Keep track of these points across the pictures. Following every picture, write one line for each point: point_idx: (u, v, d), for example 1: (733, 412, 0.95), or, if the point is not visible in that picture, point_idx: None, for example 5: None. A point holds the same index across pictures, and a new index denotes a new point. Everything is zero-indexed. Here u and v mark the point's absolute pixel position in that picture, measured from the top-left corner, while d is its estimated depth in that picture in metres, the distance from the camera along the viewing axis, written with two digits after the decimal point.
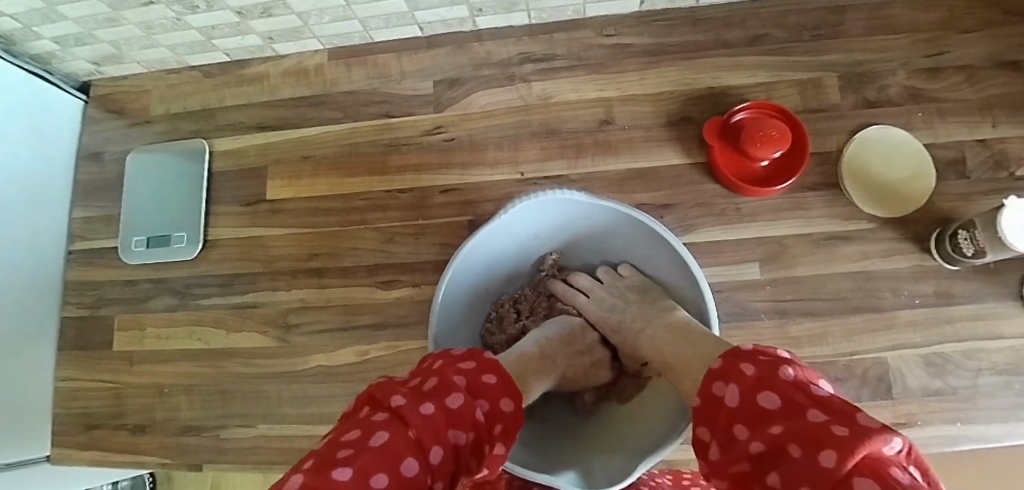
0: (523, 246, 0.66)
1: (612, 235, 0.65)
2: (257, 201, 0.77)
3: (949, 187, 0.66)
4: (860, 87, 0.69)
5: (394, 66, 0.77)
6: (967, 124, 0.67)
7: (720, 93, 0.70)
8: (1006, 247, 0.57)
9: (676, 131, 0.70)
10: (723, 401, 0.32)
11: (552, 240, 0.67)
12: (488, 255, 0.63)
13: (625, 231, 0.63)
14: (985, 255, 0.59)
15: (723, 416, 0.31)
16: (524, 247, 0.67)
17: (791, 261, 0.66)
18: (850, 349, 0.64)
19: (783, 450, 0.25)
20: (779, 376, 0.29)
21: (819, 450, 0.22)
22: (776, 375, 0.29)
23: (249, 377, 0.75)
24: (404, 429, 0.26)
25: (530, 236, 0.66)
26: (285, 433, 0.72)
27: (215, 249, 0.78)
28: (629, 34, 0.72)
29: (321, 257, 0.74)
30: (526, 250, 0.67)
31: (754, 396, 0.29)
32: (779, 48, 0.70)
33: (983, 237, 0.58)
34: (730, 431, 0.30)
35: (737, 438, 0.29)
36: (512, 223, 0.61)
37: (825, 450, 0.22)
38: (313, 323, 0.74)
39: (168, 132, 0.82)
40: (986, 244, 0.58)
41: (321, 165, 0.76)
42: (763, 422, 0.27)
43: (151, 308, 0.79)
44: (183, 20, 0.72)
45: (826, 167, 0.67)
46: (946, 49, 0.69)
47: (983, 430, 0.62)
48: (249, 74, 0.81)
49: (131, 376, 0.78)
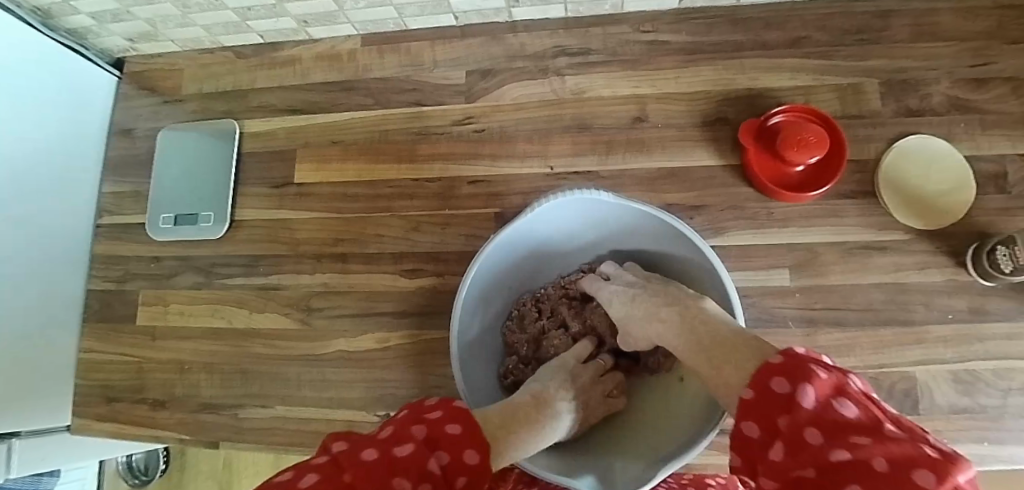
0: (546, 244, 0.65)
1: (646, 244, 0.64)
2: (284, 183, 0.78)
3: (989, 202, 0.65)
4: (901, 95, 0.67)
5: (426, 55, 0.76)
6: (1011, 138, 0.66)
7: (757, 95, 0.69)
8: None
9: (709, 132, 0.69)
10: (770, 396, 0.27)
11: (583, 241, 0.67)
12: (518, 247, 0.63)
13: (659, 241, 0.62)
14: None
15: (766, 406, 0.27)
16: (555, 245, 0.66)
17: (821, 269, 0.65)
18: (878, 361, 0.63)
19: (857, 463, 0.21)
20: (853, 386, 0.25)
21: (918, 479, 0.19)
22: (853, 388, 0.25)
23: (269, 359, 0.75)
24: (385, 448, 0.27)
25: (562, 234, 0.65)
26: (302, 415, 0.73)
27: (240, 230, 0.78)
28: (667, 31, 0.71)
29: (345, 242, 0.74)
30: (548, 247, 0.66)
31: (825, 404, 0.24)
32: (819, 52, 0.69)
33: None
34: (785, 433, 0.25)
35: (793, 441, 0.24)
36: (545, 217, 0.61)
37: (930, 480, 0.19)
38: (335, 308, 0.74)
39: (198, 112, 0.83)
40: None
41: (349, 151, 0.76)
42: (834, 425, 0.23)
43: (175, 285, 0.80)
44: None
45: (863, 175, 0.66)
46: (993, 60, 0.67)
47: (1012, 451, 0.60)
48: (281, 57, 0.81)
49: (152, 352, 0.79)
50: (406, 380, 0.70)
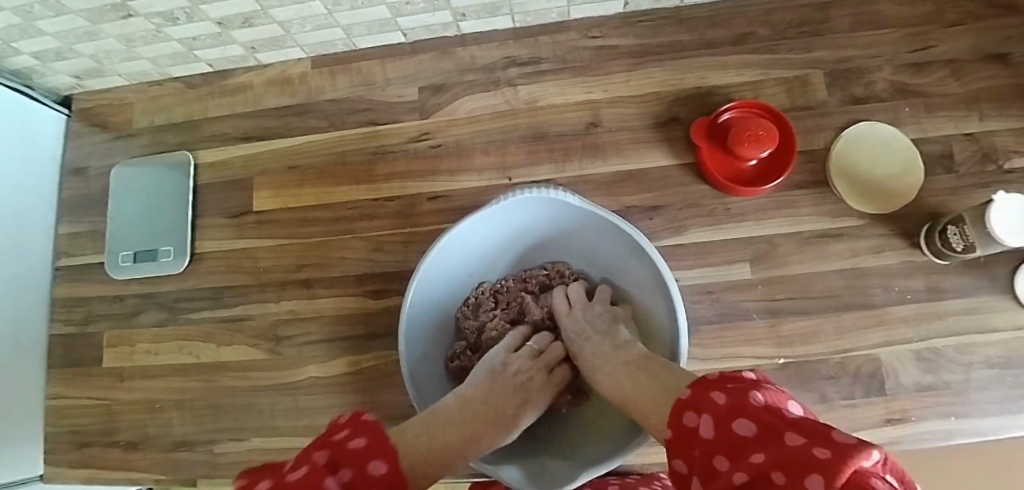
0: (504, 243, 0.65)
1: (605, 250, 0.64)
2: (244, 212, 0.77)
3: (937, 182, 0.66)
4: (846, 84, 0.69)
5: (378, 73, 0.76)
6: (954, 118, 0.67)
7: (707, 93, 0.70)
8: (994, 241, 0.57)
9: (663, 132, 0.69)
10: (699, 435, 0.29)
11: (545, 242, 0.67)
12: (479, 239, 0.63)
13: (619, 248, 0.62)
14: (975, 250, 0.59)
15: (697, 449, 0.28)
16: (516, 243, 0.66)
17: (782, 260, 0.66)
18: (843, 346, 0.64)
19: (765, 477, 0.22)
20: (751, 403, 0.27)
21: (800, 477, 0.20)
22: (752, 404, 0.26)
23: (240, 391, 0.74)
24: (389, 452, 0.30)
25: (524, 233, 0.65)
26: (278, 446, 0.72)
27: (202, 263, 0.77)
28: (614, 35, 0.72)
29: (309, 268, 0.74)
30: (509, 245, 0.66)
31: (729, 426, 0.26)
32: (764, 46, 0.70)
33: (972, 232, 0.58)
34: (710, 465, 0.26)
35: (715, 470, 0.25)
36: (509, 215, 0.61)
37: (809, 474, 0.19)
38: (304, 334, 0.73)
39: (151, 145, 0.81)
40: (975, 239, 0.58)
41: (307, 175, 0.76)
42: (740, 450, 0.24)
43: (139, 324, 0.78)
44: (163, 31, 0.71)
45: (815, 165, 0.67)
46: (931, 44, 0.69)
47: (977, 423, 0.62)
48: (232, 85, 0.80)
49: (121, 393, 0.78)
50: (380, 402, 0.70)
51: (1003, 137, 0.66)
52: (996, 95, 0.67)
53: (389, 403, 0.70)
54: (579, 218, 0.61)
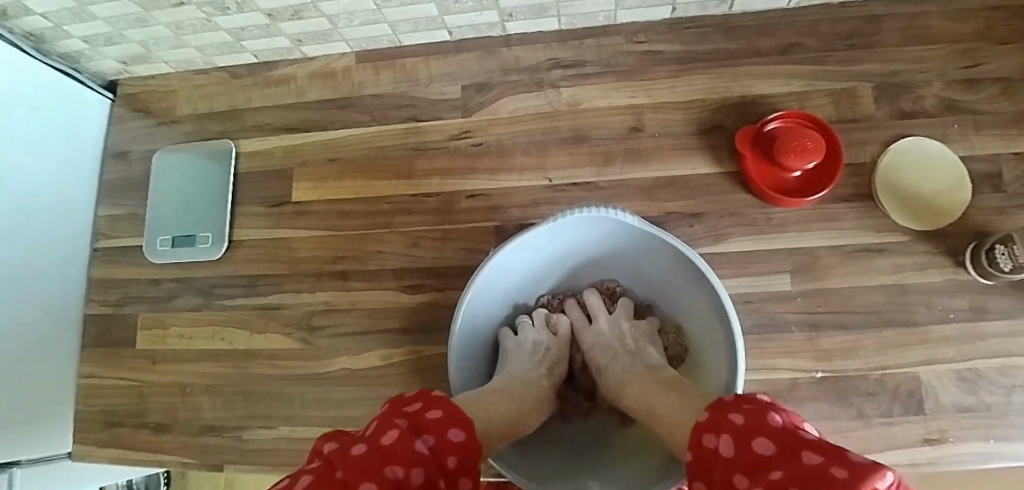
0: (567, 253, 0.65)
1: (670, 281, 0.64)
2: (282, 202, 0.77)
3: (985, 201, 0.65)
4: (894, 98, 0.68)
5: (422, 70, 0.77)
6: (1004, 137, 0.66)
7: (752, 101, 0.69)
8: None
9: (706, 140, 0.69)
10: (716, 453, 0.27)
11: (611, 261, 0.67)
12: (551, 247, 0.63)
13: (685, 283, 0.61)
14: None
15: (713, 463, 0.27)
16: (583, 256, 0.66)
17: (822, 273, 0.65)
18: (882, 363, 0.63)
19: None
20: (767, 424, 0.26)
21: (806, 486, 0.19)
22: (765, 423, 0.26)
23: (270, 379, 0.74)
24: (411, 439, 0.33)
25: (593, 249, 0.65)
26: (306, 435, 0.72)
27: (238, 250, 0.78)
28: (660, 41, 0.72)
29: (345, 260, 0.74)
30: (577, 256, 0.66)
31: (746, 442, 0.25)
32: (811, 58, 0.70)
33: (1023, 252, 0.57)
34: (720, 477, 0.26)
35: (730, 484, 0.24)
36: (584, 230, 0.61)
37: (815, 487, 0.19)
38: (336, 326, 0.73)
39: (193, 132, 0.82)
40: None
41: (346, 168, 0.76)
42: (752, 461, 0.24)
43: (174, 308, 0.79)
44: (213, 21, 0.72)
45: (859, 179, 0.66)
46: (983, 61, 0.68)
47: (1017, 448, 0.60)
48: (276, 76, 0.81)
49: (152, 375, 0.78)
50: None
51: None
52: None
53: None
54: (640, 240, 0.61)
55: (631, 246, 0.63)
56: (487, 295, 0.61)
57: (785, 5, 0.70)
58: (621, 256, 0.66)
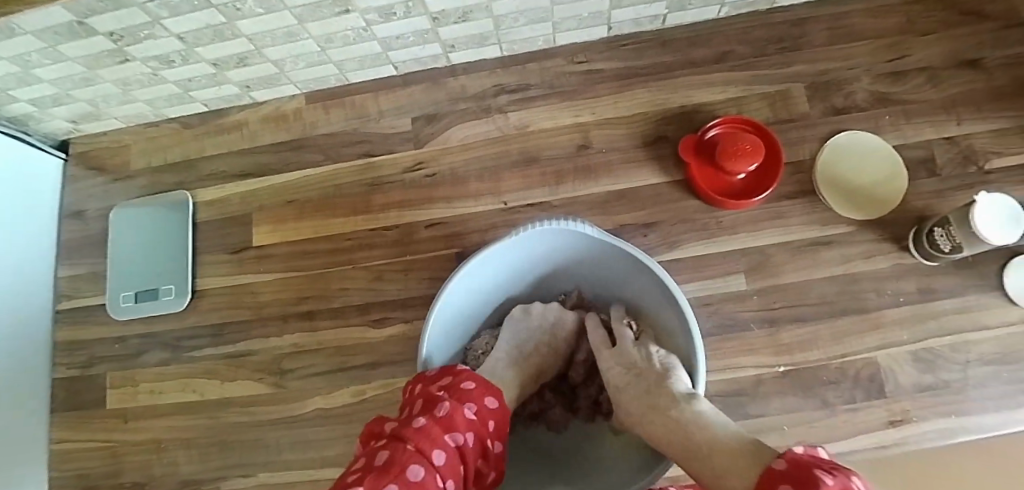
0: (530, 267, 0.67)
1: (631, 287, 0.65)
2: (244, 247, 0.77)
3: (922, 186, 0.68)
4: (826, 96, 0.71)
5: (373, 106, 0.78)
6: (934, 123, 0.69)
7: (692, 111, 0.72)
8: (981, 242, 0.58)
9: (652, 151, 0.71)
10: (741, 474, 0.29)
11: (575, 271, 0.68)
12: (512, 260, 0.64)
13: (646, 287, 0.62)
14: (962, 250, 0.60)
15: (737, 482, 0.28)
16: (546, 268, 0.68)
17: (775, 269, 0.67)
18: (842, 351, 0.65)
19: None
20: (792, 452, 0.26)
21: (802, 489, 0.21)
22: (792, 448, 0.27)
23: (246, 426, 0.74)
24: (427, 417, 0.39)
25: (556, 260, 0.66)
26: (286, 480, 0.72)
27: (203, 300, 0.77)
28: (600, 59, 0.74)
29: (311, 300, 0.74)
30: (541, 268, 0.67)
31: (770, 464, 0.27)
32: (745, 64, 0.73)
33: (959, 233, 0.59)
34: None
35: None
36: (544, 242, 0.62)
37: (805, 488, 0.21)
38: (308, 366, 0.73)
39: (150, 185, 0.82)
40: (961, 240, 0.59)
41: (305, 208, 0.77)
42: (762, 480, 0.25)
43: (141, 364, 0.78)
44: (159, 74, 0.73)
45: (801, 176, 0.69)
46: (905, 54, 0.71)
47: (978, 420, 0.62)
48: (229, 123, 0.82)
49: (125, 434, 0.77)
50: None
51: (983, 138, 0.68)
52: (972, 98, 0.69)
53: None
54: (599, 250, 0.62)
55: (590, 255, 0.64)
56: (453, 312, 0.62)
57: (715, 17, 0.73)
58: (583, 266, 0.67)
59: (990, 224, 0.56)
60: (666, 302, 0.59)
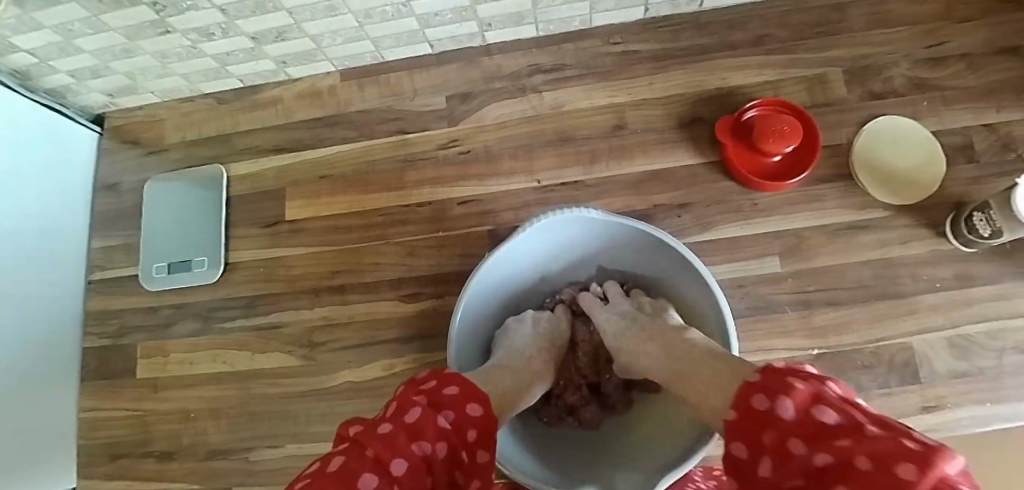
0: (560, 255, 0.67)
1: (663, 275, 0.65)
2: (276, 222, 0.78)
3: (961, 172, 0.67)
4: (864, 80, 0.70)
5: (407, 84, 0.79)
6: (973, 110, 0.69)
7: (727, 93, 0.72)
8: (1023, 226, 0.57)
9: (687, 132, 0.71)
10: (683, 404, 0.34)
11: (605, 260, 0.68)
12: (543, 247, 0.65)
13: (678, 274, 0.62)
14: (1002, 235, 0.60)
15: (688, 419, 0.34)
16: (576, 257, 0.68)
17: (809, 253, 0.67)
18: (875, 335, 0.65)
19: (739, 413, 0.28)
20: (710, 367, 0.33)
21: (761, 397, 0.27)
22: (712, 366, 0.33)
23: (275, 397, 0.75)
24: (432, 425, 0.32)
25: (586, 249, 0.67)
26: (314, 451, 0.72)
27: (235, 272, 0.78)
28: (636, 41, 0.74)
29: (342, 274, 0.75)
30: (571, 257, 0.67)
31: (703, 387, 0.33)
32: (782, 47, 0.72)
33: (1000, 218, 0.59)
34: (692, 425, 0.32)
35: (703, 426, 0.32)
36: (574, 229, 0.63)
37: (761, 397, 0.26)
38: (338, 340, 0.74)
39: (184, 159, 0.83)
40: (1002, 224, 0.59)
41: (338, 184, 0.77)
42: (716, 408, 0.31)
43: (172, 335, 0.79)
44: (198, 47, 0.74)
45: (838, 159, 0.69)
46: (945, 40, 0.71)
47: (1013, 408, 0.62)
48: (263, 99, 0.83)
49: (155, 403, 0.78)
50: None
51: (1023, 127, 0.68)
52: (1012, 87, 0.69)
53: None
54: (639, 235, 0.62)
55: (621, 243, 0.65)
56: (484, 298, 0.63)
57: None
58: (612, 255, 0.67)
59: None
60: (699, 288, 0.59)
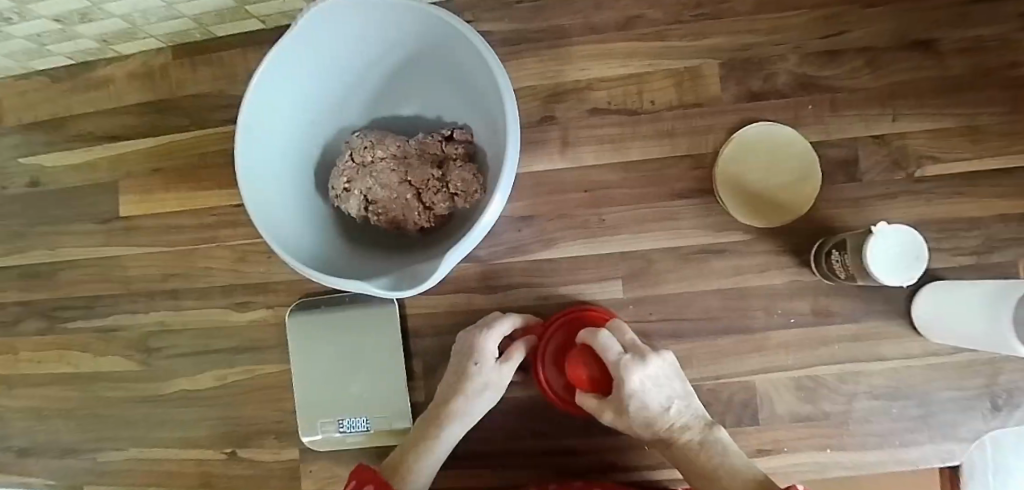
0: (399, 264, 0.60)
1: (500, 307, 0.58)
2: (112, 218, 0.73)
3: (837, 192, 0.59)
4: (743, 76, 0.60)
5: (242, 67, 0.70)
6: (864, 117, 0.59)
7: (586, 89, 0.62)
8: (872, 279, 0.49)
9: (536, 134, 0.63)
10: None
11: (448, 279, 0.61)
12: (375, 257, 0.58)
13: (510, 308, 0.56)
14: (857, 281, 0.52)
15: None
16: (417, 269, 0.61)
17: (655, 278, 0.61)
18: (717, 372, 0.59)
19: None
20: None
21: None
22: None
23: (117, 401, 0.73)
24: None
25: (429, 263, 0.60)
26: (154, 456, 0.72)
27: (75, 270, 0.75)
28: (489, 21, 0.64)
29: (176, 277, 0.71)
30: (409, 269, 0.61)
31: None
32: (653, 32, 0.62)
33: (852, 264, 0.51)
34: None
35: None
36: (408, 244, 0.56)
37: None
38: (173, 346, 0.71)
39: (21, 145, 0.77)
40: (855, 271, 0.51)
41: (171, 179, 0.71)
42: None
43: (20, 332, 0.77)
44: (4, 31, 0.66)
45: (699, 171, 0.60)
46: (846, 29, 0.59)
47: (854, 457, 0.57)
48: (97, 78, 0.75)
49: (9, 399, 0.78)
50: (248, 418, 0.68)
51: (919, 140, 0.58)
52: (915, 90, 0.58)
53: (256, 418, 0.68)
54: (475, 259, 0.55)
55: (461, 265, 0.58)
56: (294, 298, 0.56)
57: None
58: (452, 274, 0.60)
59: (892, 268, 0.46)
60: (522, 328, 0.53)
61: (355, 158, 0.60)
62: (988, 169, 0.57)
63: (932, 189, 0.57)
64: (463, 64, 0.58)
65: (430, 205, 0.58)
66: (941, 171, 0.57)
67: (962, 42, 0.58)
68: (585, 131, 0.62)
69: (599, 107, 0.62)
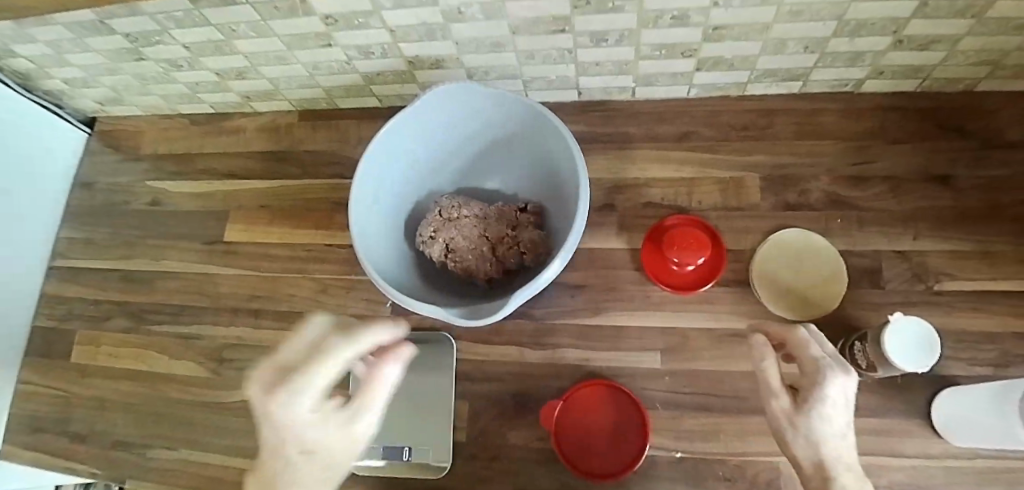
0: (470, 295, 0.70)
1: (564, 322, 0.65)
2: (216, 241, 0.84)
3: (863, 296, 0.66)
4: (781, 190, 0.71)
5: (355, 134, 0.85)
6: (887, 234, 0.67)
7: (645, 185, 0.73)
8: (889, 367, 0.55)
9: (599, 217, 0.74)
10: None
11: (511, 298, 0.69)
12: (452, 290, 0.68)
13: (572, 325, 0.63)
14: (876, 370, 0.58)
15: None
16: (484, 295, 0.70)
17: (691, 353, 0.67)
18: (744, 449, 0.63)
19: None
20: None
21: None
22: None
23: (180, 403, 0.79)
24: None
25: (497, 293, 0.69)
26: (202, 461, 0.76)
27: (172, 281, 0.84)
28: (568, 121, 0.77)
29: (261, 298, 0.80)
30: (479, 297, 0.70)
31: None
32: (706, 146, 0.73)
33: (871, 353, 0.57)
34: None
35: None
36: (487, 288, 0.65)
37: None
38: (245, 359, 0.78)
39: (152, 170, 0.91)
40: (874, 360, 0.57)
41: (276, 215, 0.83)
42: None
43: (107, 329, 0.85)
44: (170, 75, 0.81)
45: (738, 265, 0.69)
46: (871, 160, 0.70)
47: None
48: (229, 126, 0.90)
49: (79, 389, 0.84)
50: None
51: (938, 259, 0.66)
52: (933, 216, 0.67)
53: None
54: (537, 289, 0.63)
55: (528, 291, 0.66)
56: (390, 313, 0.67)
57: (685, 95, 0.74)
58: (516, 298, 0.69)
59: (907, 355, 0.53)
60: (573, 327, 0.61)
61: (442, 214, 0.71)
62: (1003, 292, 0.64)
63: (950, 303, 0.65)
64: (543, 146, 0.70)
65: (502, 259, 0.68)
66: (957, 287, 0.65)
67: (973, 181, 0.68)
68: (640, 220, 0.73)
69: (653, 201, 0.73)
